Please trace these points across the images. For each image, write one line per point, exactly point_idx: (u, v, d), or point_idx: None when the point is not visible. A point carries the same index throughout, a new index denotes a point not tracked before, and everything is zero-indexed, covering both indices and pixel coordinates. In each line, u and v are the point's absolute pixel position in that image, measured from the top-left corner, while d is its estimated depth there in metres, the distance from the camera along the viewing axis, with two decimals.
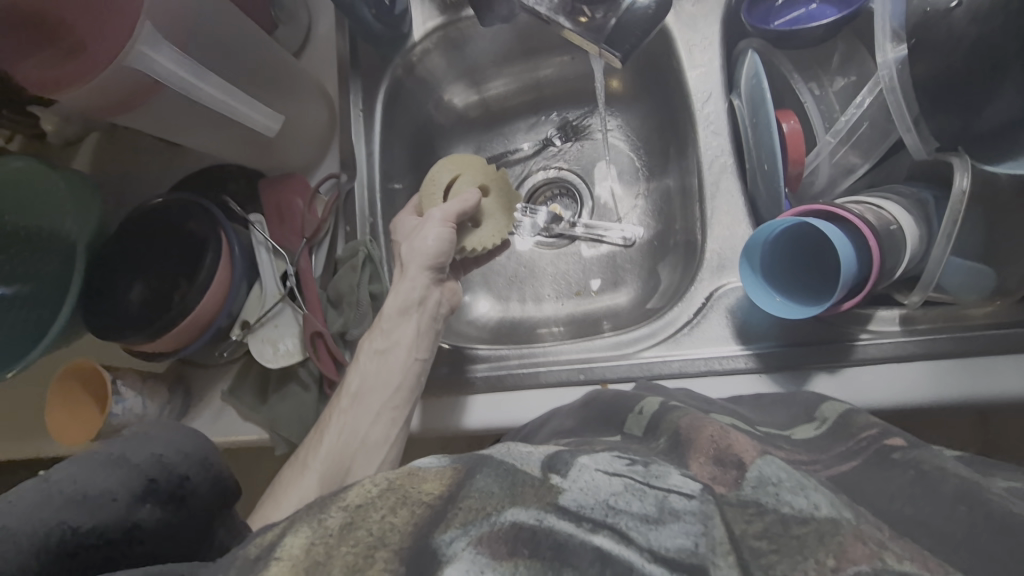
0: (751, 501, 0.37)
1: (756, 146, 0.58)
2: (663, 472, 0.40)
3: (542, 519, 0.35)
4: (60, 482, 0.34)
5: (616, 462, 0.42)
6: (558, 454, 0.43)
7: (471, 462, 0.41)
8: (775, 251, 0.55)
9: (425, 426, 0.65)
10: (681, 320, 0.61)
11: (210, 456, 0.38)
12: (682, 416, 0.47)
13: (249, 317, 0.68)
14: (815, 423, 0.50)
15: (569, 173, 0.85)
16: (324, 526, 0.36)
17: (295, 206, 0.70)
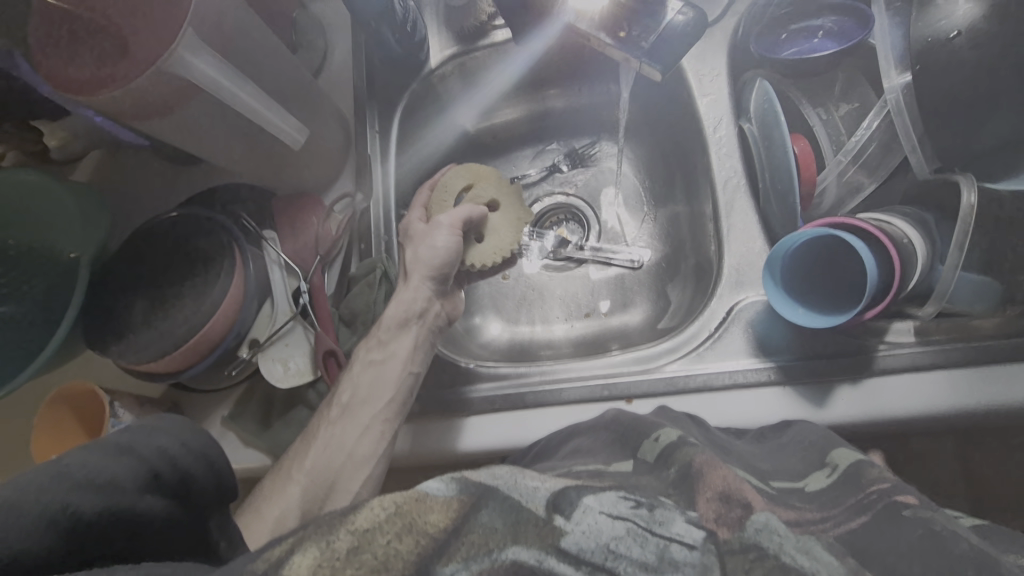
0: (752, 545, 0.38)
1: (769, 168, 0.61)
2: (668, 518, 0.40)
3: (543, 561, 0.36)
4: (68, 468, 0.37)
5: (620, 503, 0.41)
6: (566, 491, 0.42)
7: (479, 492, 0.40)
8: (794, 264, 0.57)
9: (413, 449, 0.63)
10: (703, 335, 0.62)
11: (209, 452, 0.44)
12: (699, 453, 0.46)
13: (259, 335, 0.66)
14: (826, 470, 0.49)
15: (576, 199, 0.87)
16: (332, 548, 0.34)
17: (309, 224, 0.70)
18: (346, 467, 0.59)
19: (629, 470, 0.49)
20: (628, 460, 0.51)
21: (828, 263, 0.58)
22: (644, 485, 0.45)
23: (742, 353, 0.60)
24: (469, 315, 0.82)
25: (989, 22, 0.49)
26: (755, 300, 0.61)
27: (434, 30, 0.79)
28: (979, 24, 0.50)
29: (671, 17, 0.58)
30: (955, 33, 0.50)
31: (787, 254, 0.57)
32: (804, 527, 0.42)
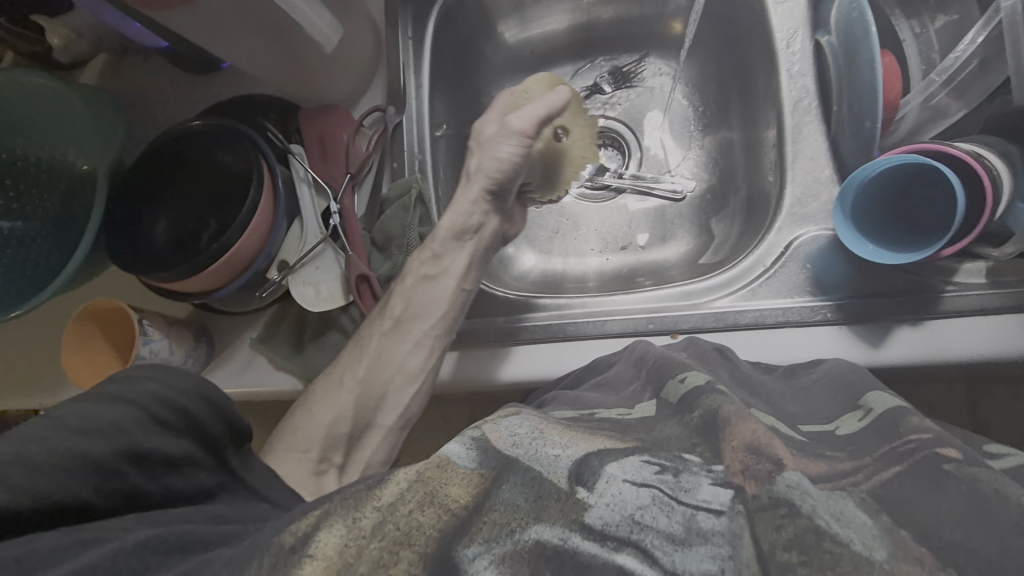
0: (782, 498, 0.34)
1: (848, 88, 0.56)
2: (694, 484, 0.37)
3: (567, 540, 0.33)
4: (58, 421, 0.36)
5: (644, 468, 0.38)
6: (586, 459, 0.40)
7: (499, 465, 0.39)
8: (871, 189, 0.54)
9: (457, 376, 0.61)
10: (758, 269, 0.58)
11: (208, 390, 0.42)
12: (724, 408, 0.42)
13: (289, 258, 0.63)
14: (858, 414, 0.45)
15: (616, 122, 0.81)
16: (358, 526, 0.33)
17: (338, 139, 0.65)
18: (393, 380, 0.58)
19: (653, 414, 0.47)
20: (653, 401, 0.49)
21: (905, 195, 0.55)
22: (666, 445, 0.42)
23: (797, 290, 0.57)
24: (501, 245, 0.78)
25: None
26: (817, 235, 0.57)
27: None
28: None
29: None
30: None
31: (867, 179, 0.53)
32: (835, 482, 0.36)
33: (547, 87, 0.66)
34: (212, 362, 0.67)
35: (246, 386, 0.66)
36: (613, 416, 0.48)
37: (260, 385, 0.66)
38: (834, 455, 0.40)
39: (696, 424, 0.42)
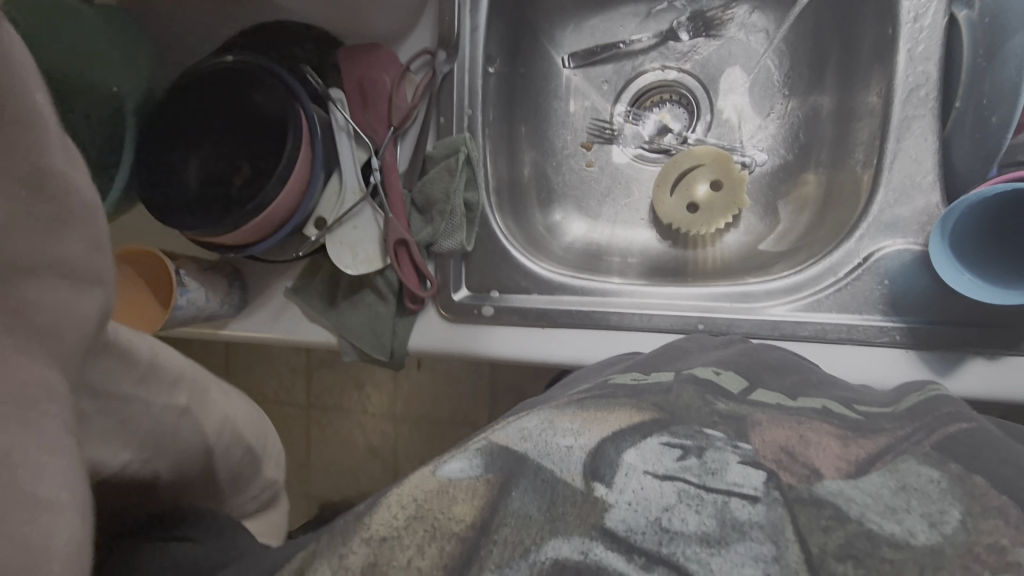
0: (828, 500, 0.32)
1: (982, 82, 0.47)
2: (721, 464, 0.34)
3: (589, 553, 0.30)
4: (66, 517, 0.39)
5: (666, 454, 0.35)
6: (602, 449, 0.36)
7: (507, 469, 0.36)
8: (969, 224, 0.47)
9: (485, 350, 0.60)
10: (828, 281, 0.52)
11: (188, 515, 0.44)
12: (750, 415, 0.40)
13: (325, 215, 0.60)
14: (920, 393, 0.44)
15: (689, 77, 0.72)
16: (345, 564, 0.32)
17: (381, 85, 0.60)
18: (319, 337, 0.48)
19: (668, 380, 0.45)
20: (670, 370, 0.46)
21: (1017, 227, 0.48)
22: (686, 415, 0.39)
23: (868, 307, 0.51)
24: (549, 210, 0.74)
25: None
26: (902, 248, 0.51)
27: None
28: None
29: None
30: None
31: (965, 213, 0.46)
32: (875, 465, 0.35)
33: (696, 160, 0.69)
34: (245, 308, 0.66)
35: (279, 335, 0.65)
36: (629, 380, 0.46)
37: (292, 336, 0.65)
38: (890, 427, 0.39)
39: (720, 409, 0.40)
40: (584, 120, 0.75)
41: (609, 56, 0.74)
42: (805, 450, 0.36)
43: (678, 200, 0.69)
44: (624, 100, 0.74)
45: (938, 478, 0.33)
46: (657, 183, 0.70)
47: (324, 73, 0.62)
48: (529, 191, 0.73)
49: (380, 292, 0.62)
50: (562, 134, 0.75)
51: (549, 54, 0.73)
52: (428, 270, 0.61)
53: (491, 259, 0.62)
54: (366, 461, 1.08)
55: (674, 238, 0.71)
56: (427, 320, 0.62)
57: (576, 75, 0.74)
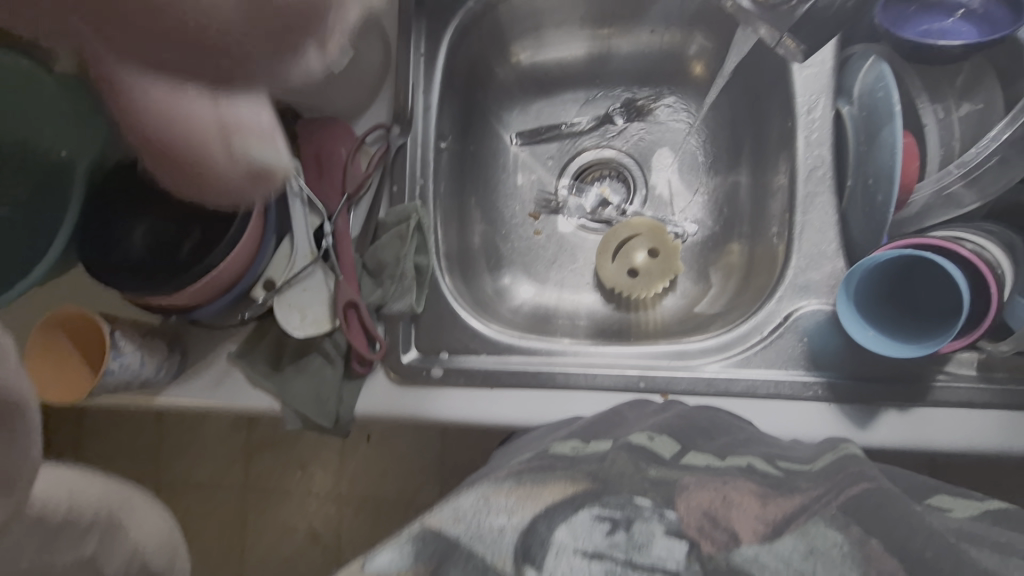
0: (741, 569, 0.34)
1: (867, 165, 0.55)
2: (646, 538, 0.36)
3: None
4: None
5: (596, 529, 0.36)
6: (536, 527, 0.36)
7: (445, 550, 0.35)
8: (869, 283, 0.52)
9: (434, 415, 0.60)
10: (754, 339, 0.57)
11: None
12: (680, 479, 0.41)
13: (274, 277, 0.60)
14: (833, 450, 0.47)
15: (625, 156, 0.79)
16: None
17: (336, 155, 0.63)
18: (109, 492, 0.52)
19: (607, 449, 0.45)
20: (607, 439, 0.47)
21: (909, 288, 0.53)
22: (618, 481, 0.40)
23: (791, 363, 0.55)
24: (497, 276, 0.77)
25: None
26: (815, 308, 0.56)
27: None
28: None
29: None
30: None
31: (865, 274, 0.52)
32: (791, 524, 0.37)
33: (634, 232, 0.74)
34: (184, 374, 0.64)
35: (219, 402, 0.63)
36: (567, 452, 0.45)
37: (233, 402, 0.63)
38: (807, 487, 0.42)
39: (651, 475, 0.41)
40: (530, 192, 0.80)
41: (553, 135, 0.80)
42: (728, 513, 0.38)
43: (618, 267, 0.74)
44: (567, 175, 0.80)
45: (842, 542, 0.35)
46: (600, 250, 0.75)
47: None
48: (478, 257, 0.76)
49: (328, 356, 0.62)
50: (511, 205, 0.80)
51: (498, 133, 0.79)
52: (378, 333, 0.62)
53: (441, 322, 0.63)
54: (306, 545, 1.01)
55: (618, 302, 0.75)
56: (375, 384, 0.62)
57: (522, 151, 0.80)
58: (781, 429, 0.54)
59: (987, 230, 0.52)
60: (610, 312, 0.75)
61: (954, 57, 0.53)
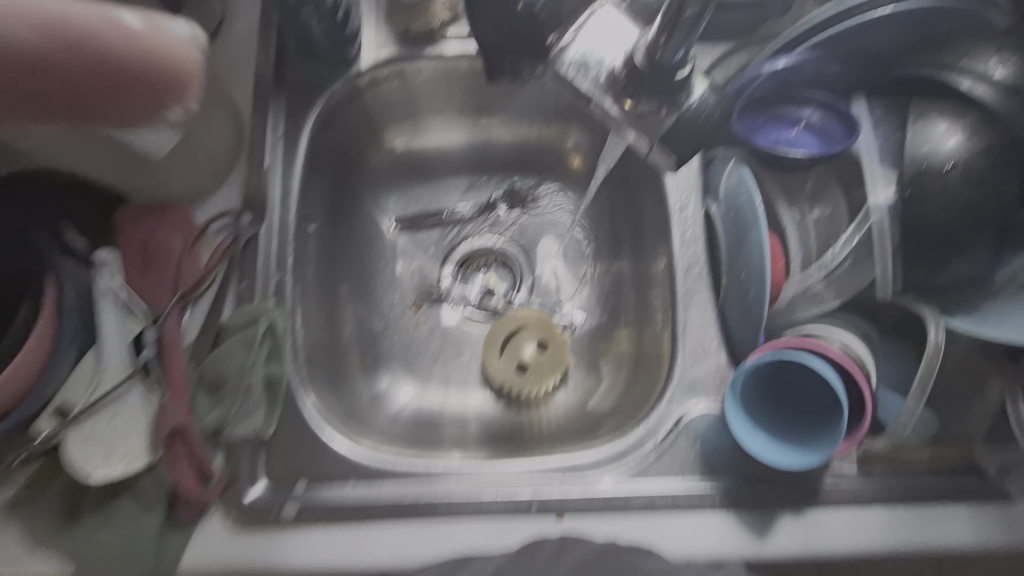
0: None
1: (738, 264, 0.56)
2: None
3: None
4: None
5: None
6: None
7: None
8: (750, 387, 0.52)
9: (286, 567, 0.48)
10: (647, 446, 0.53)
11: None
12: None
13: (69, 402, 0.47)
14: None
15: (510, 244, 0.77)
16: None
17: (169, 245, 0.53)
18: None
19: None
20: None
21: (789, 390, 0.52)
22: None
23: (687, 471, 0.52)
24: (373, 377, 0.68)
25: (981, 156, 0.46)
26: (704, 408, 0.54)
27: (370, 24, 0.64)
28: (973, 160, 0.46)
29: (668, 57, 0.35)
30: (950, 164, 0.47)
31: (746, 377, 0.51)
32: None
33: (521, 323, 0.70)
34: None
35: None
36: None
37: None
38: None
39: None
40: (411, 281, 0.74)
41: (434, 222, 0.76)
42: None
43: (507, 364, 0.69)
44: (450, 263, 0.75)
45: None
46: (486, 345, 0.70)
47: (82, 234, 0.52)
48: (351, 356, 0.67)
49: (142, 501, 0.47)
50: (389, 296, 0.73)
51: (373, 218, 0.73)
52: (214, 464, 0.50)
53: (298, 444, 0.53)
54: None
55: (509, 400, 0.69)
56: (210, 532, 0.49)
57: (401, 238, 0.75)
58: (684, 546, 0.50)
59: (852, 323, 0.54)
60: (500, 412, 0.69)
61: (801, 165, 0.57)
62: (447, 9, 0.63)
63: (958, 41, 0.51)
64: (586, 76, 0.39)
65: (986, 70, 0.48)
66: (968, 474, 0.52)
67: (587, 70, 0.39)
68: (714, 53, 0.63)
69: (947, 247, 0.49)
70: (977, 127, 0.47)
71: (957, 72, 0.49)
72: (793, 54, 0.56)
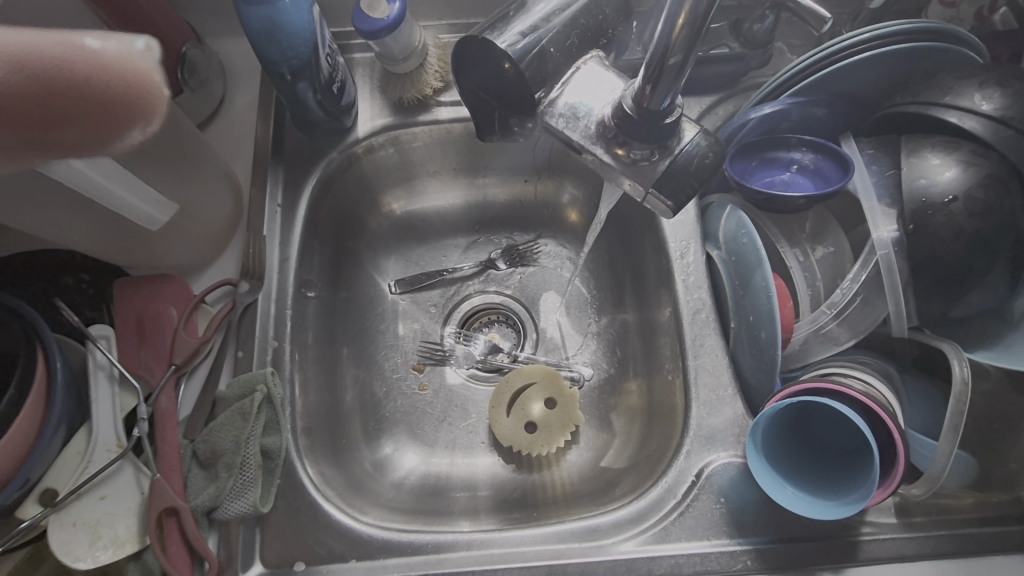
0: None
1: (745, 307, 0.54)
2: None
3: None
4: None
5: None
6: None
7: None
8: (773, 438, 0.49)
9: None
10: (669, 503, 0.50)
11: None
12: None
13: (58, 486, 0.46)
14: None
15: (513, 301, 0.76)
16: None
17: (164, 318, 0.52)
18: None
19: None
20: None
21: (815, 437, 0.50)
22: None
23: (713, 530, 0.49)
24: (376, 442, 0.66)
25: (981, 187, 0.46)
26: (727, 461, 0.51)
27: (366, 94, 0.66)
28: (974, 191, 0.46)
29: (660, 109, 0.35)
30: (951, 198, 0.46)
31: (766, 427, 0.48)
32: None
33: (528, 379, 0.68)
34: None
35: None
36: None
37: None
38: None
39: None
40: (412, 343, 0.73)
41: (435, 282, 0.75)
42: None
43: (514, 423, 0.66)
44: (452, 322, 0.74)
45: None
46: (493, 405, 0.67)
47: (77, 308, 0.52)
48: (354, 426, 0.65)
49: None
50: (391, 359, 0.71)
51: (372, 281, 0.73)
52: (207, 546, 0.47)
53: (295, 522, 0.49)
54: None
55: (519, 463, 0.66)
56: None
57: (402, 300, 0.74)
58: None
59: (868, 366, 0.52)
60: (512, 476, 0.65)
61: (799, 206, 0.56)
62: (439, 76, 0.65)
63: (942, 79, 0.52)
64: (576, 127, 0.38)
65: (973, 104, 0.49)
66: (1021, 520, 0.49)
67: (577, 122, 0.38)
68: (701, 105, 0.65)
69: (961, 278, 0.47)
70: (971, 160, 0.47)
71: (944, 109, 0.50)
72: (778, 101, 0.57)
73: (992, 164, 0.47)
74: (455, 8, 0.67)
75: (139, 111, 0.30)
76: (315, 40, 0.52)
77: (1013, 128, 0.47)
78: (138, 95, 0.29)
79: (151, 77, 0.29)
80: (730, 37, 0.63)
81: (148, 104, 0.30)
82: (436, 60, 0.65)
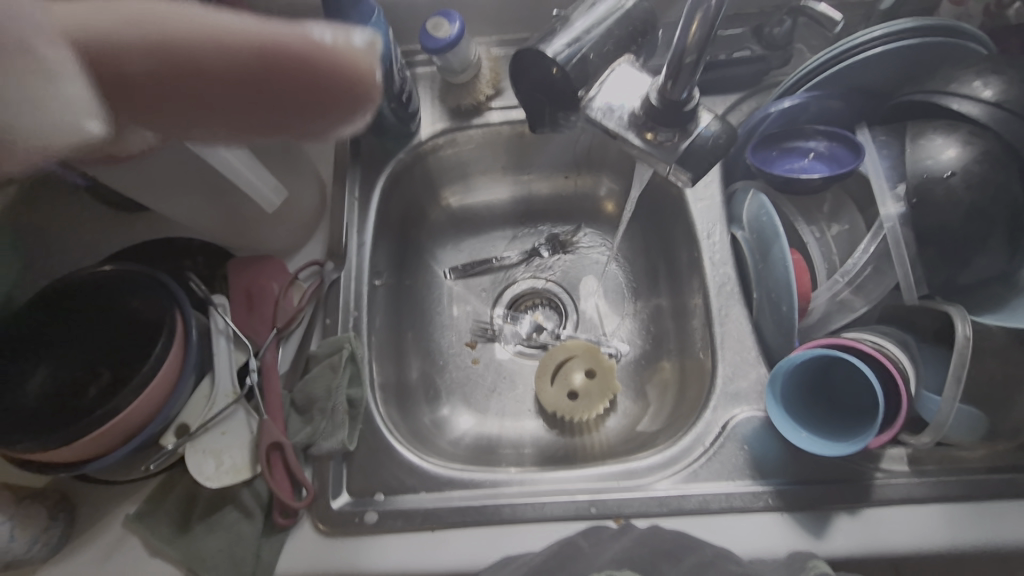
0: None
1: (765, 278, 0.61)
2: None
3: None
4: None
5: None
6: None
7: None
8: (791, 392, 0.56)
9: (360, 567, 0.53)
10: (697, 450, 0.57)
11: None
12: None
13: (189, 422, 0.56)
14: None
15: (555, 285, 0.84)
16: None
17: (267, 291, 0.63)
18: None
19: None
20: None
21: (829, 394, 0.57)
22: None
23: (738, 474, 0.55)
24: (436, 406, 0.75)
25: (979, 164, 0.51)
26: (750, 414, 0.57)
27: (427, 102, 0.76)
28: (971, 167, 0.51)
29: (681, 100, 0.43)
30: (949, 173, 0.52)
31: (785, 381, 0.55)
32: None
33: (570, 353, 0.75)
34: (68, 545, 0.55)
35: None
36: None
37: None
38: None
39: None
40: (466, 322, 0.81)
41: (485, 269, 0.84)
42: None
43: (557, 391, 0.73)
44: (501, 304, 0.83)
45: None
46: (538, 376, 0.75)
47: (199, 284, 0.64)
48: (417, 391, 0.74)
49: (241, 512, 0.54)
50: (448, 335, 0.80)
51: (431, 267, 0.83)
52: (304, 476, 0.56)
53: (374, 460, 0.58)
54: None
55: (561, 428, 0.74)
56: (300, 537, 0.56)
57: (457, 284, 0.83)
58: (746, 546, 0.52)
59: (881, 332, 0.58)
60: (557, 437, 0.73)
61: (816, 187, 0.62)
62: (490, 85, 0.74)
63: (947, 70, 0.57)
64: (612, 117, 0.46)
65: (973, 91, 0.54)
66: None
67: (611, 114, 0.46)
68: (725, 103, 0.72)
69: (964, 246, 0.52)
70: (970, 140, 0.52)
71: (947, 96, 0.55)
72: (796, 96, 0.63)
73: (990, 142, 0.52)
74: (504, 25, 0.76)
75: (363, 96, 0.40)
76: (389, 56, 0.62)
77: (1007, 110, 0.52)
78: (354, 85, 0.39)
79: (370, 73, 0.39)
80: (752, 42, 0.70)
81: (367, 92, 0.40)
82: (488, 71, 0.74)
